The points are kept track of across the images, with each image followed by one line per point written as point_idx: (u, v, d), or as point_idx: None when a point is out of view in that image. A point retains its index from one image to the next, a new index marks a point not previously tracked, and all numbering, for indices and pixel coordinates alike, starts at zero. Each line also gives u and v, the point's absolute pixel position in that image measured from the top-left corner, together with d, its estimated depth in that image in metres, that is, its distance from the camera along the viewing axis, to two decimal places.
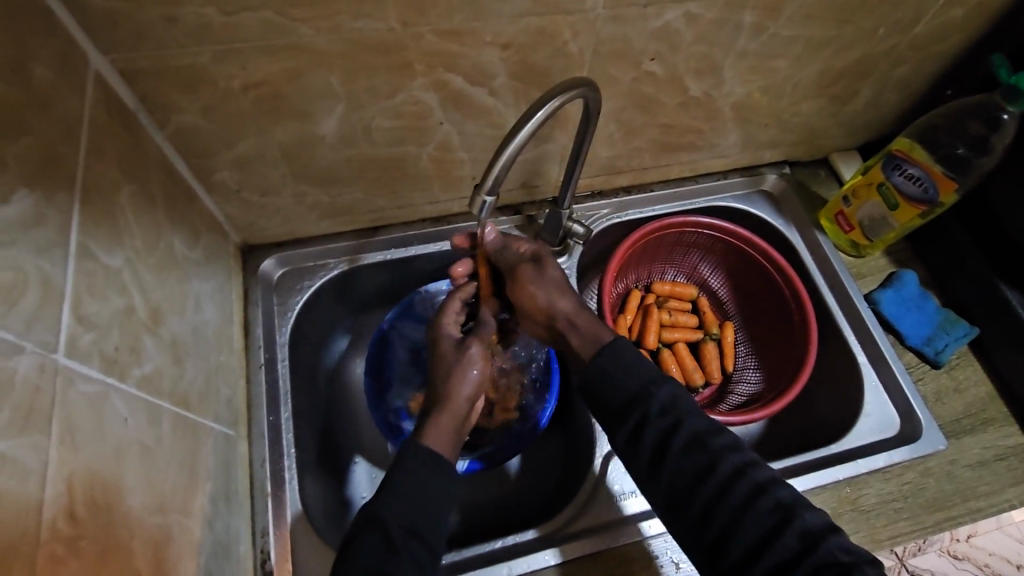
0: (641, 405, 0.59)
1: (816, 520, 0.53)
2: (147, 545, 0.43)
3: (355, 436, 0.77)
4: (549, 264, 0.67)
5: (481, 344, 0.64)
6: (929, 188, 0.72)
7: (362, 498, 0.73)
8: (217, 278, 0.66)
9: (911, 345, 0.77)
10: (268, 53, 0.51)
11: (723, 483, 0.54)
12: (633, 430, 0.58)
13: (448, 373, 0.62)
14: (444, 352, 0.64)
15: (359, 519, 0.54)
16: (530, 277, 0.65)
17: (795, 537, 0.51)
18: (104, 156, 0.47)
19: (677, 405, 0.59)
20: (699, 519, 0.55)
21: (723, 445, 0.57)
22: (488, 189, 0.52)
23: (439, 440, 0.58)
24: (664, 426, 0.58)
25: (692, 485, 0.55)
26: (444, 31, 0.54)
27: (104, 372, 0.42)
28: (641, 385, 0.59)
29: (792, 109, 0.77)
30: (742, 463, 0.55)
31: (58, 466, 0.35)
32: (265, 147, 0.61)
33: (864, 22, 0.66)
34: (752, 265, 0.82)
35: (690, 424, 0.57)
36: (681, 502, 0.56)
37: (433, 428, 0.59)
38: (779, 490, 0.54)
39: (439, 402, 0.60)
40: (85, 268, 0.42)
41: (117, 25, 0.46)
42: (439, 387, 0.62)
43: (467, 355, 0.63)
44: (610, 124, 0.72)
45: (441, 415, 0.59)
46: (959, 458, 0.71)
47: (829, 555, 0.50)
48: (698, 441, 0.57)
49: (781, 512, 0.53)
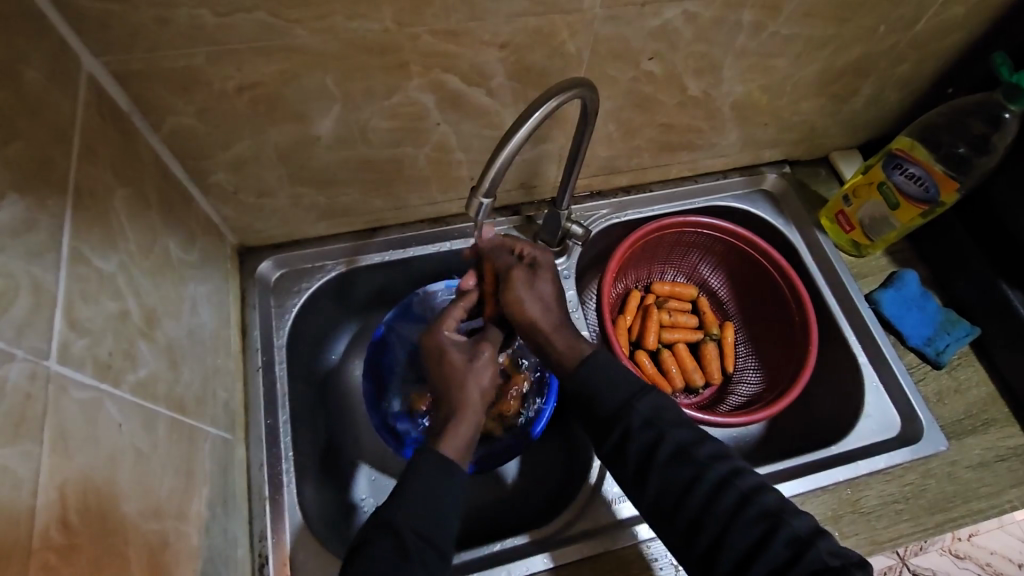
0: (637, 408, 0.59)
1: (803, 525, 0.52)
2: (142, 550, 0.43)
3: (355, 437, 0.76)
4: (543, 274, 0.66)
5: (492, 347, 0.64)
6: (930, 187, 0.71)
7: (361, 499, 0.73)
8: (214, 280, 0.66)
9: (912, 345, 0.76)
10: (263, 55, 0.51)
11: (710, 495, 0.54)
12: (620, 440, 0.58)
13: (462, 380, 0.61)
14: (452, 354, 0.62)
15: (369, 527, 0.54)
16: (521, 284, 0.65)
17: (784, 544, 0.51)
18: (98, 159, 0.46)
19: (660, 418, 0.59)
20: (688, 526, 0.54)
21: (708, 455, 0.57)
22: (485, 191, 0.52)
23: (458, 448, 0.58)
24: (648, 439, 0.57)
25: (678, 498, 0.55)
26: (440, 32, 0.53)
27: (98, 377, 0.41)
28: (621, 402, 0.59)
29: (792, 108, 0.77)
30: (727, 473, 0.55)
31: (50, 475, 0.35)
32: (261, 148, 0.61)
33: (865, 21, 0.65)
34: (752, 265, 0.82)
35: (672, 438, 0.57)
36: (668, 513, 0.56)
37: (451, 436, 0.58)
38: (762, 497, 0.54)
39: (454, 409, 0.60)
40: (78, 273, 0.41)
41: (110, 27, 0.45)
42: (452, 393, 0.61)
43: (480, 361, 0.62)
44: (609, 124, 0.71)
45: (461, 423, 0.59)
46: (960, 459, 0.71)
47: (818, 561, 0.50)
48: (681, 454, 0.57)
49: (767, 521, 0.53)
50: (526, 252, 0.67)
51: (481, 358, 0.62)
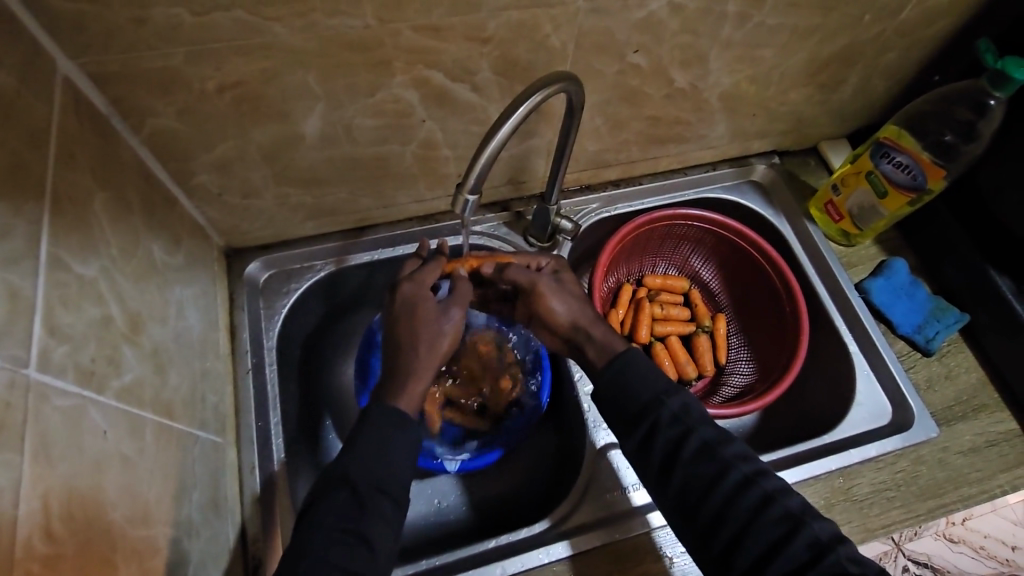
0: (667, 404, 0.58)
1: (824, 529, 0.52)
2: (130, 558, 0.43)
3: (347, 427, 0.76)
4: (567, 277, 0.68)
5: (462, 309, 0.64)
6: (917, 175, 0.71)
7: (333, 458, 0.74)
8: (200, 283, 0.65)
9: (903, 333, 0.76)
10: (243, 54, 0.51)
11: (730, 494, 0.54)
12: (646, 435, 0.58)
13: (427, 336, 0.60)
14: (423, 312, 0.61)
15: (319, 490, 0.53)
16: (549, 287, 0.65)
17: (804, 546, 0.51)
18: (78, 164, 0.46)
19: (689, 415, 0.58)
20: (709, 524, 0.54)
21: (734, 454, 0.56)
22: (471, 187, 0.51)
23: (412, 399, 0.58)
24: (674, 434, 0.57)
25: (701, 495, 0.55)
26: (422, 27, 0.53)
27: (81, 384, 0.41)
28: (653, 395, 0.59)
29: (780, 98, 0.77)
30: (751, 473, 0.55)
31: (33, 483, 0.34)
32: (244, 149, 0.60)
33: (849, 10, 0.65)
34: (741, 256, 0.82)
35: (700, 433, 0.57)
36: (690, 510, 0.56)
37: (408, 388, 0.58)
38: (787, 499, 0.54)
39: (411, 366, 0.59)
40: (57, 278, 0.41)
41: (84, 28, 0.45)
42: (411, 350, 0.60)
43: (444, 325, 0.62)
44: (597, 118, 0.71)
45: (416, 377, 0.59)
46: (951, 445, 0.71)
47: (835, 565, 0.49)
48: (706, 450, 0.56)
49: (789, 522, 0.52)
50: (542, 264, 0.69)
51: (450, 321, 0.62)
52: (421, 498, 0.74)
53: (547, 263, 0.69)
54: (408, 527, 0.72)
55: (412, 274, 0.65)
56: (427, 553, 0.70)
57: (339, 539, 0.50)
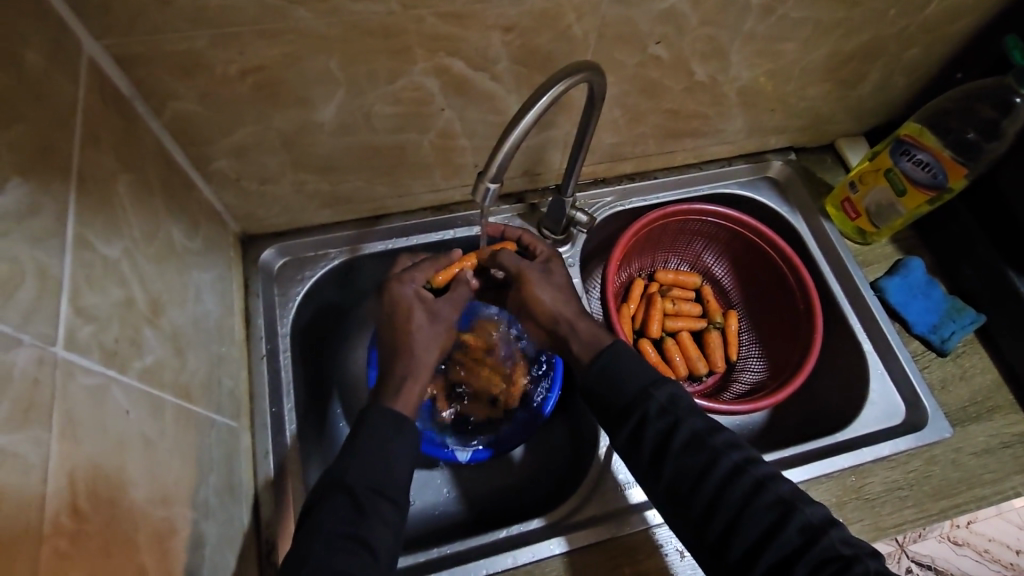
0: (655, 396, 0.58)
1: (816, 513, 0.52)
2: (151, 539, 0.43)
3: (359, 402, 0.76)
4: (556, 267, 0.69)
5: (450, 314, 0.65)
6: (938, 173, 0.70)
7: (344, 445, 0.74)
8: (217, 269, 0.66)
9: (918, 333, 0.76)
10: (266, 37, 0.50)
11: (724, 483, 0.54)
12: (634, 429, 0.58)
13: (421, 343, 0.62)
14: (416, 317, 0.63)
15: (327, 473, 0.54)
16: (536, 278, 0.67)
17: (797, 530, 0.51)
18: (101, 144, 0.46)
19: (677, 405, 0.58)
20: (703, 513, 0.54)
21: (724, 442, 0.56)
22: (492, 176, 0.51)
23: (410, 401, 0.59)
24: (663, 426, 0.57)
25: (694, 483, 0.55)
26: (446, 14, 0.52)
27: (105, 363, 0.41)
28: (640, 388, 0.59)
29: (798, 93, 0.76)
30: (741, 460, 0.55)
31: (60, 460, 0.35)
32: (263, 135, 0.60)
33: (873, 5, 0.65)
34: (755, 252, 0.82)
35: (690, 424, 0.57)
36: (682, 499, 0.55)
37: (405, 389, 0.59)
38: (779, 484, 0.54)
39: (410, 365, 0.61)
40: (83, 258, 0.41)
41: (111, 9, 0.45)
42: (410, 351, 0.62)
43: (432, 332, 0.63)
44: (615, 110, 0.71)
45: (411, 380, 0.60)
46: (964, 446, 0.71)
47: (830, 549, 0.50)
48: (697, 439, 0.56)
49: (782, 507, 0.52)
50: (541, 250, 0.71)
51: (443, 324, 0.64)
52: (429, 488, 0.74)
53: (544, 249, 0.70)
54: (416, 516, 0.73)
55: (402, 274, 0.66)
56: (433, 544, 0.70)
57: (341, 545, 0.49)
